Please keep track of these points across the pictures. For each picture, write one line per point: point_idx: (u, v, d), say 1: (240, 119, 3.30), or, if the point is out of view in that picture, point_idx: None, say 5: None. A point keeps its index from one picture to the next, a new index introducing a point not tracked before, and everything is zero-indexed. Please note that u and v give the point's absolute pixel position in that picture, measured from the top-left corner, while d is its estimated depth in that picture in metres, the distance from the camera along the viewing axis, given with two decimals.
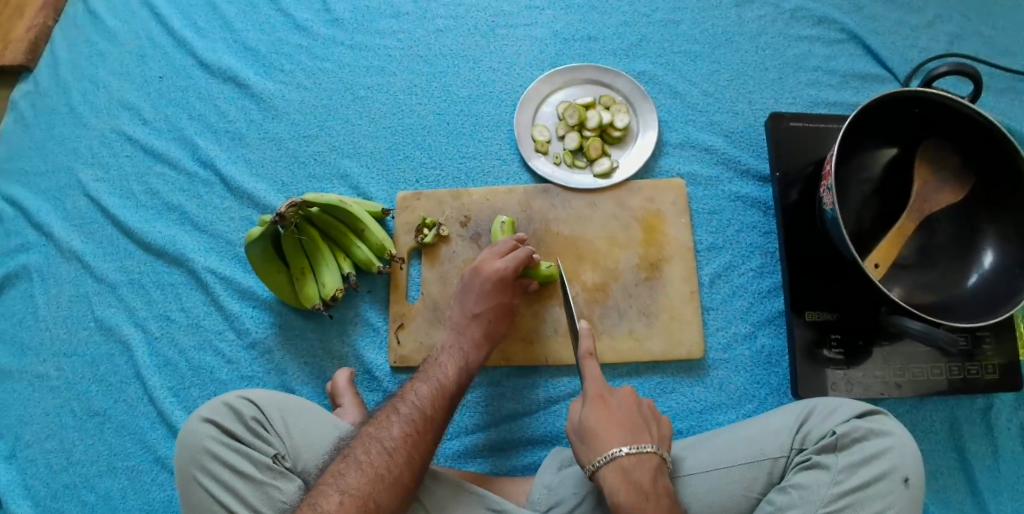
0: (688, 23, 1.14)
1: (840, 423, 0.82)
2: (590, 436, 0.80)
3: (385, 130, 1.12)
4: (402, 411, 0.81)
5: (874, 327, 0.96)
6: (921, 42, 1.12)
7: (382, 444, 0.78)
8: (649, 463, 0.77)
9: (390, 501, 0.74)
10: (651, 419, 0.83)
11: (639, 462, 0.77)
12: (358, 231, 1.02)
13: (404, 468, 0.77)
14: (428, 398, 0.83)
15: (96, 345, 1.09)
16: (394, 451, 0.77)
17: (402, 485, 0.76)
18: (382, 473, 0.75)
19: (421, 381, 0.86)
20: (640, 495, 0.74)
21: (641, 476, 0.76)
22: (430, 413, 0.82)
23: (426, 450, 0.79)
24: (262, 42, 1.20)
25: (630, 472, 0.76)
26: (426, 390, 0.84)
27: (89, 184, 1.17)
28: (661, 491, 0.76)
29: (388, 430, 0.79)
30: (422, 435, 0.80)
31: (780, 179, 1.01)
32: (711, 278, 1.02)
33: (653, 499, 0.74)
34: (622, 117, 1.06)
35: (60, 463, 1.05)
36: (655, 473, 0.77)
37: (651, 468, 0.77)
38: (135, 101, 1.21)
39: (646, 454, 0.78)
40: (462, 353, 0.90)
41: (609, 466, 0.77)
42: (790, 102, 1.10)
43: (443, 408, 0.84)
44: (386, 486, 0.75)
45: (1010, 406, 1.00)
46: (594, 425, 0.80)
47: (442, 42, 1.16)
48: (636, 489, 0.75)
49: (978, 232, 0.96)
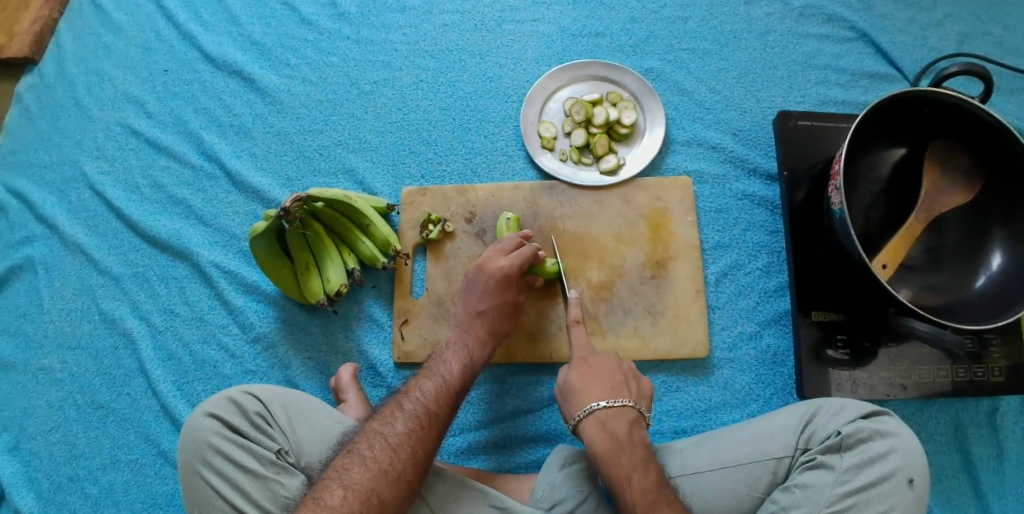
0: (696, 20, 1.14)
1: (845, 423, 0.82)
2: (571, 393, 0.85)
3: (391, 125, 1.12)
4: (406, 406, 0.81)
5: (880, 327, 0.95)
6: (932, 41, 1.11)
7: (385, 439, 0.78)
8: (625, 415, 0.82)
9: (393, 496, 0.74)
10: (632, 377, 0.88)
11: (614, 414, 0.82)
12: (363, 227, 1.01)
13: (408, 464, 0.76)
14: (432, 394, 0.83)
15: (100, 338, 1.09)
16: (398, 447, 0.77)
17: (406, 480, 0.76)
18: (386, 468, 0.75)
19: (426, 377, 0.86)
20: (615, 445, 0.79)
21: (618, 427, 0.81)
22: (434, 409, 0.81)
23: (431, 446, 0.79)
24: (267, 35, 1.20)
25: (606, 423, 0.81)
26: (431, 387, 0.84)
27: (94, 177, 1.17)
28: (638, 442, 0.80)
29: (392, 426, 0.79)
30: (427, 432, 0.79)
31: (788, 178, 1.00)
32: (717, 277, 1.02)
33: (627, 450, 0.79)
34: (629, 114, 1.05)
35: (63, 455, 1.05)
36: (631, 425, 0.82)
37: (627, 420, 0.82)
38: (140, 94, 1.20)
39: (622, 408, 0.82)
40: (467, 350, 0.90)
41: (589, 419, 0.82)
42: (798, 101, 1.09)
43: (448, 405, 0.83)
44: (390, 481, 0.75)
45: (1015, 408, 1.00)
46: (577, 385, 0.85)
47: (449, 37, 1.16)
48: (612, 438, 0.80)
49: (987, 234, 0.95)
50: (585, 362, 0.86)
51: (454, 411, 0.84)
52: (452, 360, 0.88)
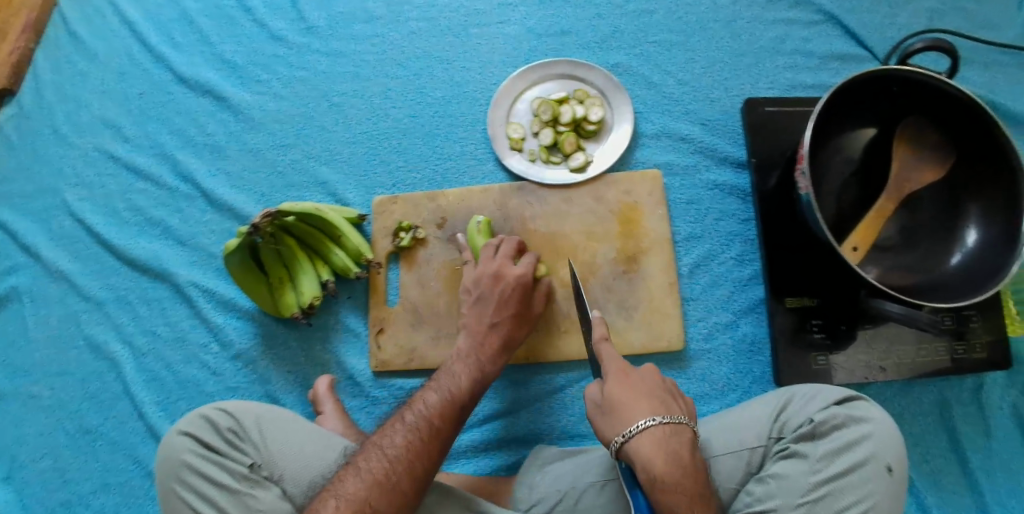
0: (662, 13, 1.13)
1: (818, 410, 0.81)
2: (614, 409, 0.76)
3: (361, 135, 1.12)
4: (407, 419, 0.82)
5: (856, 310, 0.94)
6: (901, 19, 1.10)
7: (383, 450, 0.78)
8: (683, 434, 0.74)
9: (388, 507, 0.74)
10: (675, 392, 0.80)
11: (673, 435, 0.73)
12: (335, 239, 1.02)
13: (404, 476, 0.76)
14: (436, 407, 0.83)
15: (86, 363, 1.11)
16: (395, 458, 0.77)
17: (403, 493, 0.75)
18: (381, 479, 0.75)
19: (432, 390, 0.86)
20: (679, 471, 0.71)
21: (678, 446, 0.73)
22: (436, 422, 0.82)
23: (428, 459, 0.78)
24: (238, 54, 1.21)
25: (666, 443, 0.72)
26: (435, 399, 0.84)
27: (74, 204, 1.18)
28: (696, 466, 0.73)
29: (391, 438, 0.79)
30: (427, 444, 0.79)
31: (757, 165, 1.00)
32: (691, 268, 1.01)
33: (688, 477, 0.71)
34: (597, 111, 1.05)
35: (55, 480, 1.07)
36: (690, 446, 0.74)
37: (686, 442, 0.74)
38: (117, 119, 1.22)
39: (678, 427, 0.74)
40: (477, 363, 0.90)
41: (642, 436, 0.72)
42: (767, 87, 1.08)
43: (450, 418, 0.83)
44: (384, 492, 0.74)
45: (1001, 385, 0.98)
46: (618, 400, 0.76)
47: (416, 44, 1.16)
48: (675, 461, 0.71)
49: (961, 210, 0.94)
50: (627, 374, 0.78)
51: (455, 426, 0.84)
52: (461, 374, 0.88)
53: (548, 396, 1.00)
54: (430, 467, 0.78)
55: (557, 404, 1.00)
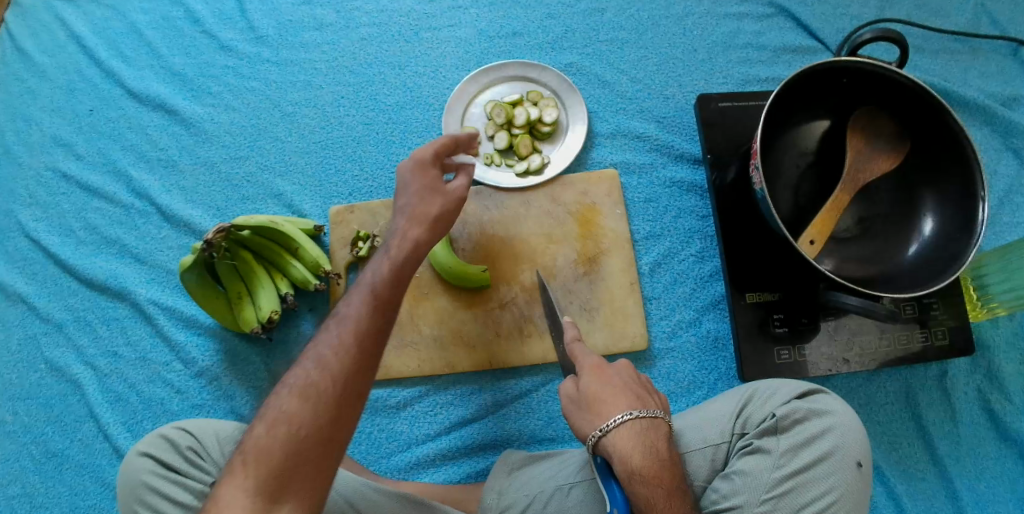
0: (613, 11, 1.12)
1: (779, 405, 0.80)
2: (589, 405, 0.75)
3: (315, 145, 1.11)
4: (336, 317, 0.71)
5: (818, 302, 0.94)
6: (853, 9, 1.10)
7: (308, 360, 0.69)
8: (660, 430, 0.74)
9: (308, 411, 0.66)
10: (649, 384, 0.80)
11: (651, 428, 0.74)
12: (292, 250, 1.01)
13: (321, 376, 0.67)
14: (360, 311, 0.70)
15: (48, 387, 1.09)
16: (321, 363, 0.68)
17: (324, 394, 0.66)
18: (300, 386, 0.67)
19: (354, 300, 0.72)
20: (654, 466, 0.71)
21: (656, 440, 0.73)
22: (351, 315, 0.70)
23: (351, 351, 0.68)
24: (189, 66, 1.19)
25: (646, 437, 0.73)
26: (359, 309, 0.71)
27: (29, 224, 1.16)
28: (671, 458, 0.74)
29: (317, 345, 0.70)
30: (343, 338, 0.69)
31: (713, 162, 0.99)
32: (651, 267, 1.00)
33: (662, 471, 0.72)
34: (551, 112, 1.04)
35: (23, 507, 1.05)
36: (665, 440, 0.74)
37: (662, 435, 0.74)
38: (68, 137, 1.19)
39: (655, 421, 0.74)
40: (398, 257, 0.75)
41: (620, 430, 0.72)
42: (721, 82, 1.08)
43: (363, 334, 0.69)
44: (311, 405, 0.66)
45: (966, 370, 0.98)
46: (593, 394, 0.75)
47: (367, 51, 1.15)
48: (653, 454, 0.72)
49: (918, 197, 0.94)
50: (603, 368, 0.77)
51: (380, 335, 0.70)
52: (374, 273, 0.74)
53: (513, 401, 0.99)
54: (358, 373, 0.68)
55: (524, 408, 0.99)
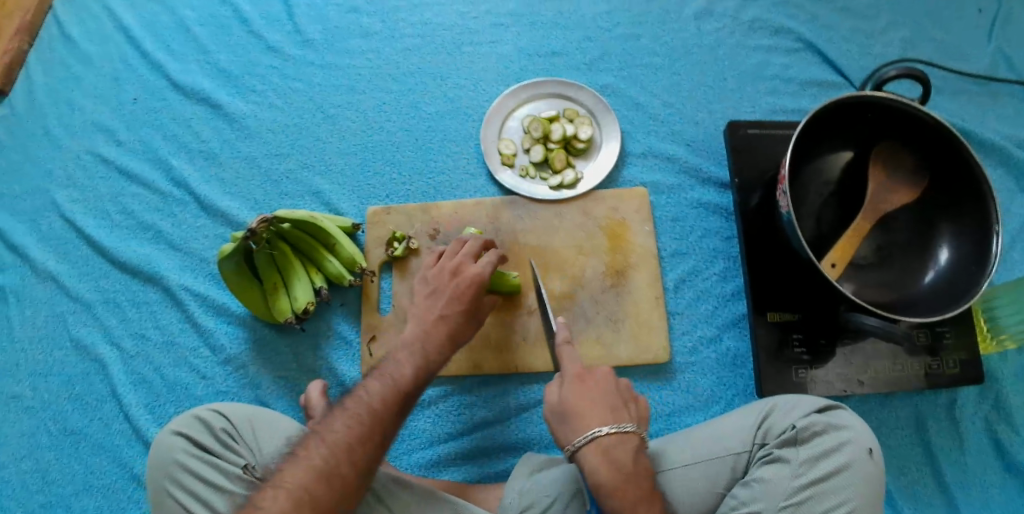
0: (648, 37, 1.18)
1: (800, 417, 0.83)
2: (570, 416, 0.80)
3: (355, 147, 1.15)
4: (348, 404, 0.76)
5: (835, 326, 0.98)
6: (877, 49, 1.16)
7: (323, 437, 0.73)
8: (629, 443, 0.79)
9: (326, 493, 0.69)
10: (628, 398, 0.84)
11: (619, 442, 0.78)
12: (329, 246, 1.04)
13: (344, 459, 0.72)
14: (378, 395, 0.78)
15: (71, 364, 1.09)
16: (337, 443, 0.73)
17: (339, 473, 0.71)
18: (320, 464, 0.71)
19: (375, 380, 0.80)
20: (620, 479, 0.76)
21: (622, 455, 0.77)
22: (377, 406, 0.77)
23: (369, 437, 0.74)
24: (235, 64, 1.23)
25: (610, 452, 0.77)
26: (380, 396, 0.78)
27: (65, 205, 1.17)
28: (641, 471, 0.77)
29: (331, 424, 0.75)
30: (367, 427, 0.75)
31: (740, 186, 1.03)
32: (675, 283, 1.04)
33: (631, 484, 0.76)
34: (586, 129, 1.09)
35: (36, 483, 1.04)
36: (636, 453, 0.78)
37: (631, 449, 0.78)
38: (110, 123, 1.22)
39: (625, 435, 0.78)
40: (422, 352, 0.85)
41: (590, 445, 0.77)
42: (749, 111, 1.13)
43: (382, 425, 0.76)
44: (325, 479, 0.70)
45: (974, 400, 1.01)
46: (571, 406, 0.80)
47: (410, 61, 1.20)
48: (618, 469, 0.76)
49: (935, 229, 0.98)
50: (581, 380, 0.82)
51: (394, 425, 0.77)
52: (405, 361, 0.83)
53: (536, 405, 1.02)
54: (371, 456, 0.73)
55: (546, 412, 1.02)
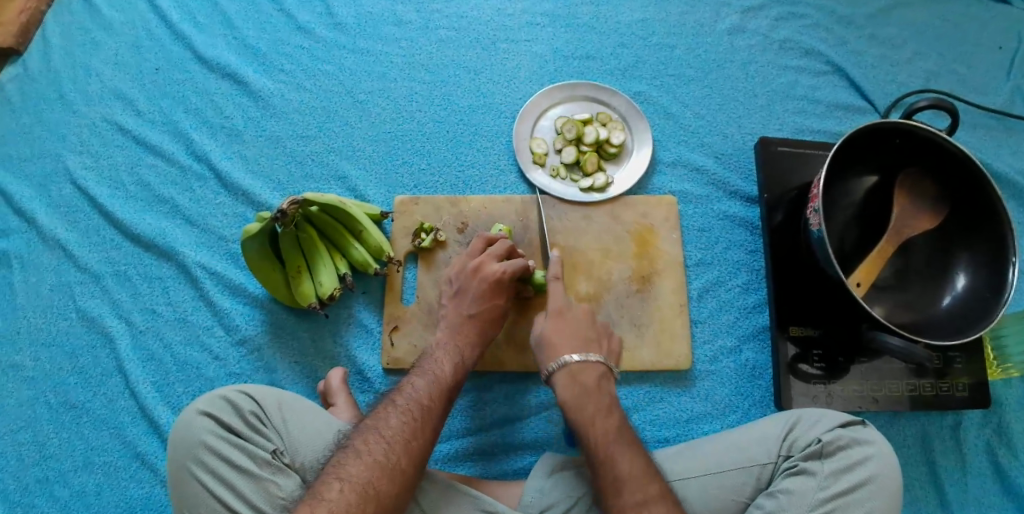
0: (683, 48, 1.20)
1: (825, 431, 0.85)
2: (547, 345, 0.94)
3: (384, 134, 1.14)
4: (398, 402, 0.83)
5: (854, 344, 0.99)
6: (900, 77, 1.20)
7: (380, 432, 0.79)
8: (594, 369, 0.91)
9: (388, 487, 0.75)
10: (600, 334, 0.96)
11: (585, 367, 0.90)
12: (355, 232, 1.02)
13: (402, 455, 0.77)
14: (425, 390, 0.85)
15: (76, 336, 1.05)
16: (393, 439, 0.78)
17: (397, 469, 0.76)
18: (381, 460, 0.76)
19: (419, 376, 0.87)
20: (582, 393, 0.88)
21: (587, 378, 0.90)
22: (426, 403, 0.83)
23: (420, 433, 0.80)
24: (263, 41, 1.20)
25: (577, 376, 0.89)
26: (427, 393, 0.85)
27: (77, 172, 1.13)
28: (603, 392, 0.89)
29: (386, 420, 0.80)
30: (420, 423, 0.81)
31: (768, 201, 1.05)
32: (699, 292, 1.05)
33: (593, 397, 0.88)
34: (618, 135, 1.10)
35: (33, 456, 1.00)
36: (599, 378, 0.90)
37: (595, 375, 0.90)
38: (129, 92, 1.18)
39: (592, 362, 0.91)
40: (458, 350, 0.91)
41: (560, 370, 0.90)
42: (777, 129, 1.15)
43: (432, 422, 0.82)
44: (386, 473, 0.75)
45: (977, 424, 1.04)
46: (550, 337, 0.94)
47: (444, 52, 1.19)
48: (580, 388, 0.89)
49: (952, 257, 1.01)
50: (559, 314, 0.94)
51: (439, 422, 0.84)
52: (443, 359, 0.89)
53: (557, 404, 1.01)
54: (423, 453, 0.80)
55: None
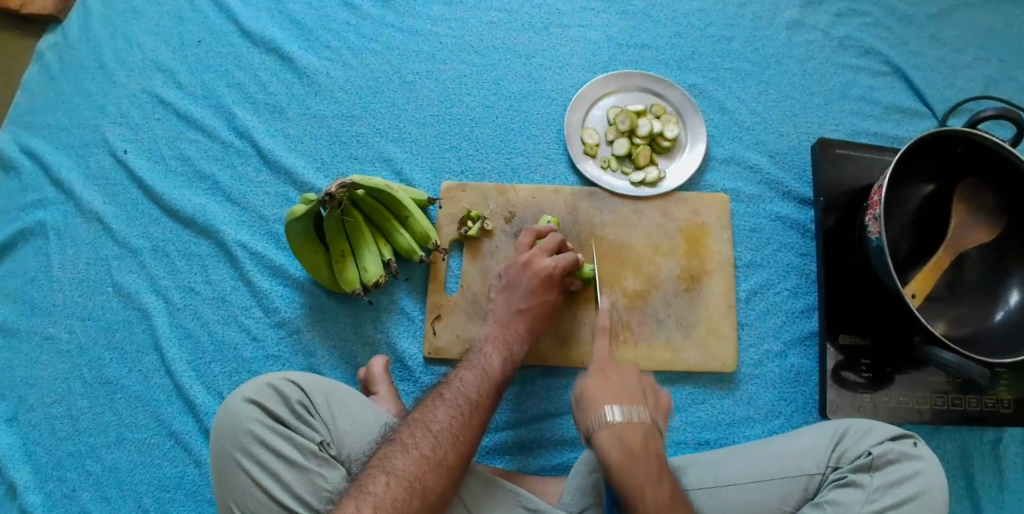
0: (740, 41, 1.17)
1: (874, 444, 0.84)
2: (586, 401, 0.81)
3: (432, 117, 1.11)
4: (446, 395, 0.81)
5: (903, 353, 0.98)
6: (961, 82, 1.16)
7: (428, 426, 0.77)
8: (639, 427, 0.77)
9: (436, 482, 0.73)
10: None
11: (628, 427, 0.77)
12: (401, 218, 0.99)
13: (450, 449, 0.76)
14: (473, 384, 0.83)
15: (112, 310, 1.04)
16: (440, 433, 0.77)
17: (443, 463, 0.75)
18: (429, 454, 0.75)
19: (466, 369, 0.86)
20: (628, 458, 0.75)
21: (631, 437, 0.76)
22: (475, 398, 0.82)
23: (467, 427, 0.79)
24: (309, 15, 1.17)
25: (621, 434, 0.76)
26: (476, 386, 0.83)
27: (116, 144, 1.12)
28: (651, 455, 0.76)
29: (434, 414, 0.79)
30: (468, 418, 0.79)
31: (823, 204, 1.03)
32: (747, 294, 1.04)
33: (641, 462, 0.75)
34: (672, 128, 1.07)
35: (66, 430, 0.99)
36: (646, 437, 0.77)
37: (641, 433, 0.77)
38: (170, 63, 1.16)
39: (636, 422, 0.77)
40: (506, 345, 0.90)
41: (603, 429, 0.77)
42: (833, 129, 1.13)
43: (480, 416, 0.81)
44: (433, 467, 0.74)
45: (1018, 440, 1.02)
46: (591, 392, 0.81)
47: (495, 35, 1.16)
48: (625, 450, 0.75)
49: (1007, 271, 0.98)
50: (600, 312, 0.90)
51: (487, 417, 0.82)
52: (493, 353, 0.88)
53: None
54: (470, 449, 0.78)
55: None
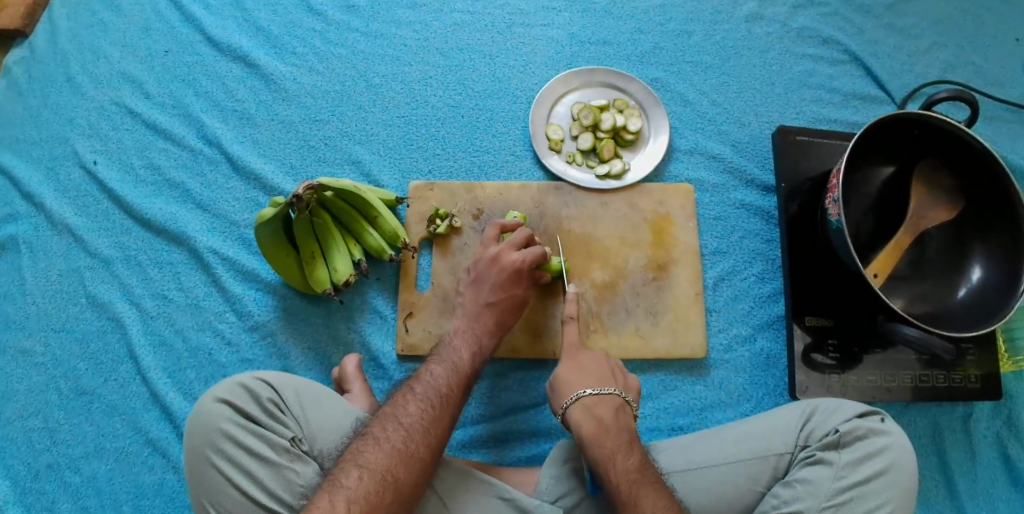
0: (700, 35, 1.19)
1: (842, 422, 0.84)
2: (560, 385, 0.84)
3: (399, 119, 1.13)
4: (416, 390, 0.82)
5: (869, 332, 0.99)
6: (917, 67, 1.18)
7: (399, 420, 0.78)
8: (611, 402, 0.81)
9: (408, 476, 0.74)
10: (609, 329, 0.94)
11: (600, 400, 0.80)
12: (370, 218, 1.00)
13: (422, 443, 0.77)
14: (444, 378, 0.84)
15: (85, 321, 1.04)
16: (411, 428, 0.77)
17: (413, 457, 0.75)
18: (400, 449, 0.75)
19: (437, 363, 0.87)
20: (601, 429, 0.78)
21: (604, 411, 0.80)
22: (445, 391, 0.83)
23: (437, 421, 0.79)
24: (275, 23, 1.19)
25: (593, 409, 0.80)
26: (447, 380, 0.84)
27: (86, 156, 1.13)
28: (623, 427, 0.79)
29: (405, 408, 0.80)
30: (439, 412, 0.80)
31: (785, 190, 1.05)
32: (715, 280, 1.05)
33: (611, 433, 0.78)
34: (635, 122, 1.09)
35: (42, 442, 0.99)
36: (617, 411, 0.80)
37: (612, 408, 0.80)
38: (138, 74, 1.17)
39: (606, 396, 0.81)
40: (475, 338, 0.91)
41: (576, 404, 0.80)
42: (794, 117, 1.15)
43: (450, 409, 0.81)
44: (403, 460, 0.74)
45: (988, 414, 1.03)
46: (566, 376, 0.84)
47: (459, 36, 1.18)
48: (599, 423, 0.78)
49: (968, 249, 0.99)
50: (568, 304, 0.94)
51: (458, 410, 0.83)
52: (461, 347, 0.89)
53: None
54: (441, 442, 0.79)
55: None
